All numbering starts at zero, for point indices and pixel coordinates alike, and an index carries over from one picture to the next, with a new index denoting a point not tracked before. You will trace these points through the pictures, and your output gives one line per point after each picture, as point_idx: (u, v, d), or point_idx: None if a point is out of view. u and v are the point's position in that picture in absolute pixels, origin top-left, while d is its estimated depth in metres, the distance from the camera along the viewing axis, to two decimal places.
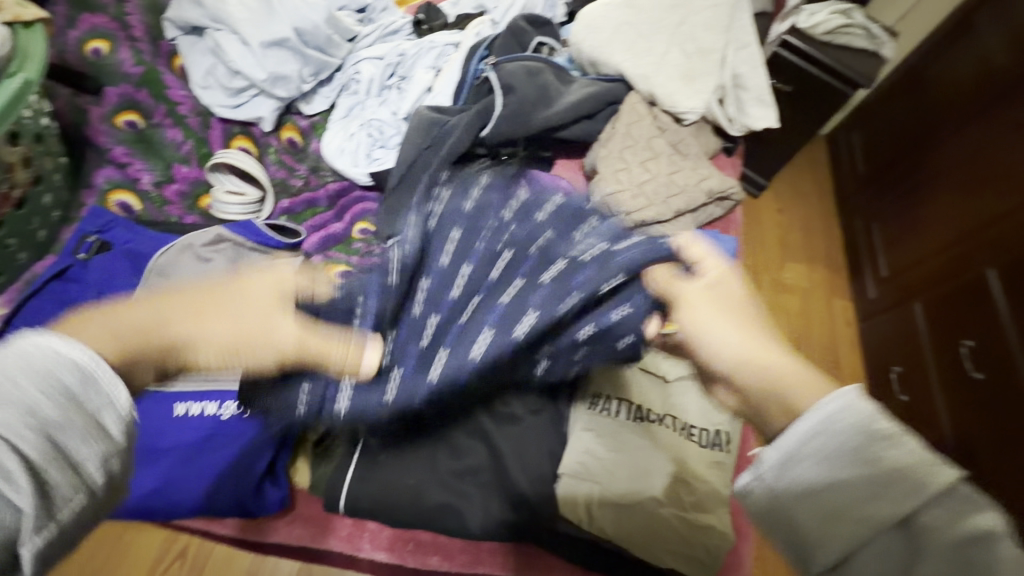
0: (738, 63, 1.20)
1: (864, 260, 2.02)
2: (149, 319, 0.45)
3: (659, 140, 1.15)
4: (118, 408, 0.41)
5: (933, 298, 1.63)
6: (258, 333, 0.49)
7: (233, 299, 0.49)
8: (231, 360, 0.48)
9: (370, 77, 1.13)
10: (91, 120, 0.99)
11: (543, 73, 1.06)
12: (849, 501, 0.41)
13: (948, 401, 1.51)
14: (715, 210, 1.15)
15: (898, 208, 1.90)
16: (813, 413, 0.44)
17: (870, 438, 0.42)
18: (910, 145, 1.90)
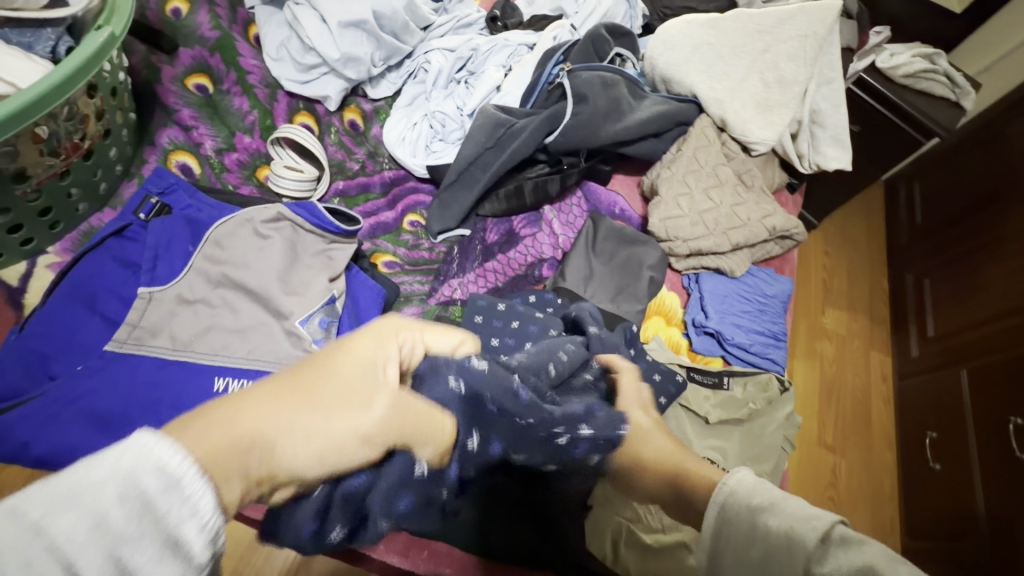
0: (820, 98, 1.15)
1: (912, 315, 1.93)
2: (250, 409, 0.34)
3: (725, 168, 1.11)
4: (204, 517, 0.29)
5: (982, 365, 1.55)
6: (348, 415, 0.37)
7: (327, 374, 0.37)
8: (318, 463, 0.35)
9: (439, 68, 1.11)
10: (162, 79, 0.99)
11: (618, 85, 1.03)
12: None
13: (985, 478, 1.43)
14: (773, 247, 1.11)
15: (955, 267, 1.80)
16: (710, 502, 0.42)
17: (751, 516, 0.40)
18: (976, 202, 1.80)
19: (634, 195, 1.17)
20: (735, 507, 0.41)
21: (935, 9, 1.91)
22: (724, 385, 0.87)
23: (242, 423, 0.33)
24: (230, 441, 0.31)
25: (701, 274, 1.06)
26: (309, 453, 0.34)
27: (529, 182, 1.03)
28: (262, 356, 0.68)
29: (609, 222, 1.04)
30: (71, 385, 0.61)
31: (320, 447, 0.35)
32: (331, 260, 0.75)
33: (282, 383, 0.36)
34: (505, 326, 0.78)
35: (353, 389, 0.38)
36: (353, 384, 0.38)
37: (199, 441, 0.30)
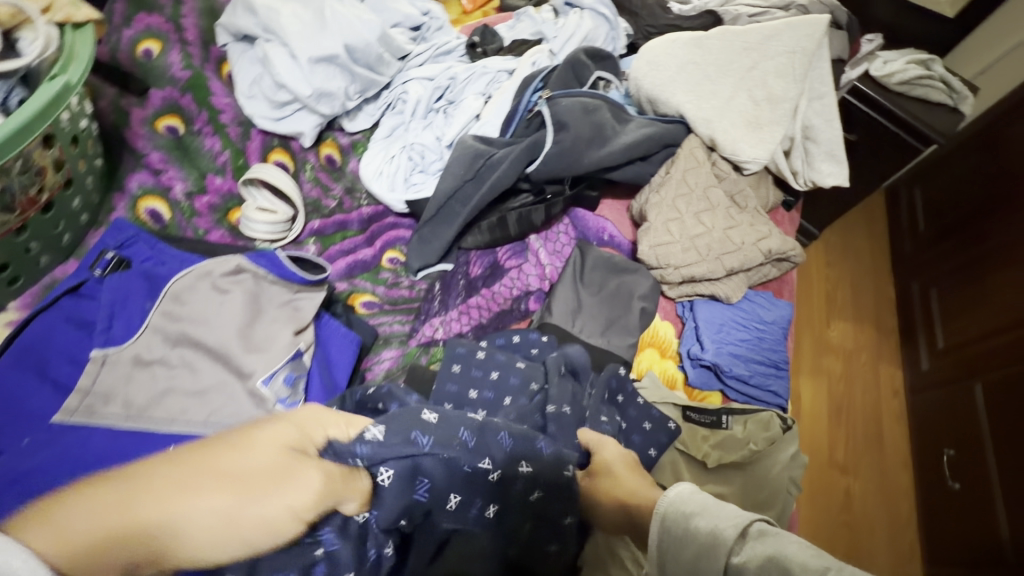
0: (812, 113, 1.11)
1: (920, 326, 1.87)
2: (146, 490, 0.37)
3: (717, 190, 1.06)
4: None
5: (996, 379, 1.48)
6: (257, 498, 0.40)
7: (234, 451, 0.41)
8: (218, 547, 0.38)
9: (417, 98, 1.08)
10: (131, 122, 0.97)
11: (600, 110, 0.99)
12: None
13: (1006, 499, 1.36)
14: (770, 270, 1.06)
15: (962, 275, 1.74)
16: (655, 515, 0.52)
17: (685, 521, 0.50)
18: (979, 207, 1.75)
19: (624, 219, 1.13)
20: (673, 515, 0.51)
21: (927, 13, 1.87)
22: (722, 424, 0.82)
23: (135, 508, 0.37)
24: (116, 533, 0.36)
25: (695, 302, 1.02)
26: (207, 535, 0.37)
27: (512, 214, 1.00)
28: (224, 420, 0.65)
29: (597, 252, 1.00)
30: (16, 460, 0.57)
31: (217, 538, 0.38)
32: (298, 312, 0.71)
33: (182, 461, 0.40)
34: (482, 375, 0.74)
35: (271, 468, 0.41)
36: (260, 471, 0.41)
37: (71, 534, 0.35)
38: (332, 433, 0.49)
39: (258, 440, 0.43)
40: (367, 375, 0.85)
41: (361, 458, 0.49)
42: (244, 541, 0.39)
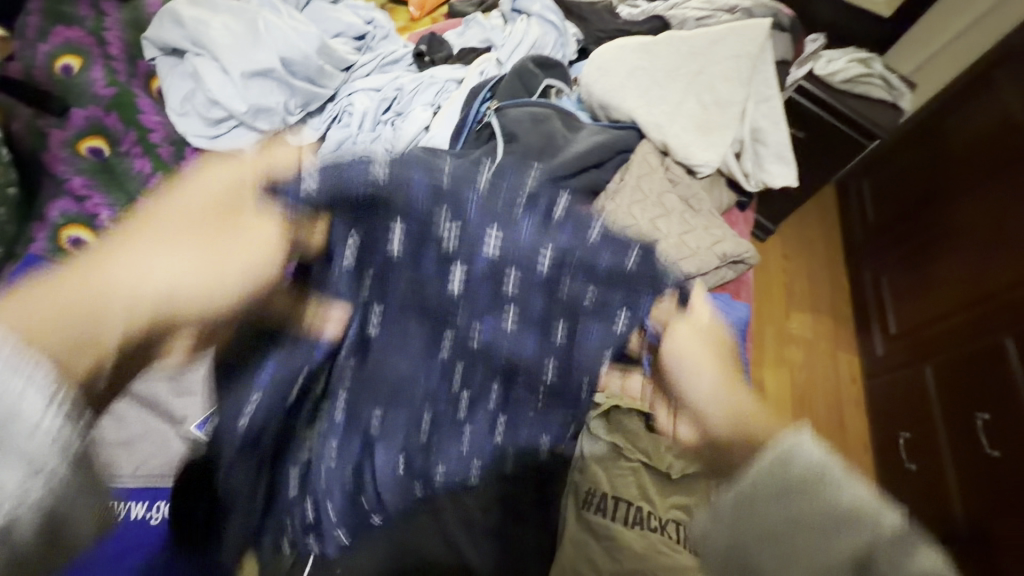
0: (759, 116, 1.12)
1: (873, 313, 1.93)
2: (121, 267, 0.40)
3: (671, 195, 1.06)
4: (39, 431, 0.33)
5: (944, 360, 1.55)
6: (220, 254, 0.44)
7: (180, 217, 0.43)
8: (205, 292, 0.43)
9: (363, 110, 1.05)
10: (49, 145, 0.90)
11: (550, 120, 0.98)
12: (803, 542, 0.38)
13: (958, 476, 1.42)
14: (727, 273, 1.06)
15: (910, 263, 1.81)
16: (768, 453, 0.40)
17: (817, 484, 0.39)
18: (922, 197, 1.82)
19: None
20: (801, 464, 0.39)
21: (864, 13, 1.95)
22: None
23: (101, 296, 0.39)
24: (66, 323, 0.37)
25: None
26: (192, 288, 0.42)
27: None
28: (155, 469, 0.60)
29: None
30: None
31: (204, 283, 0.42)
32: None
33: (130, 239, 0.42)
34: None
35: (209, 221, 0.44)
36: (220, 204, 0.45)
37: (31, 309, 0.36)
38: (250, 182, 0.47)
39: (197, 187, 0.46)
40: None
41: (321, 273, 0.52)
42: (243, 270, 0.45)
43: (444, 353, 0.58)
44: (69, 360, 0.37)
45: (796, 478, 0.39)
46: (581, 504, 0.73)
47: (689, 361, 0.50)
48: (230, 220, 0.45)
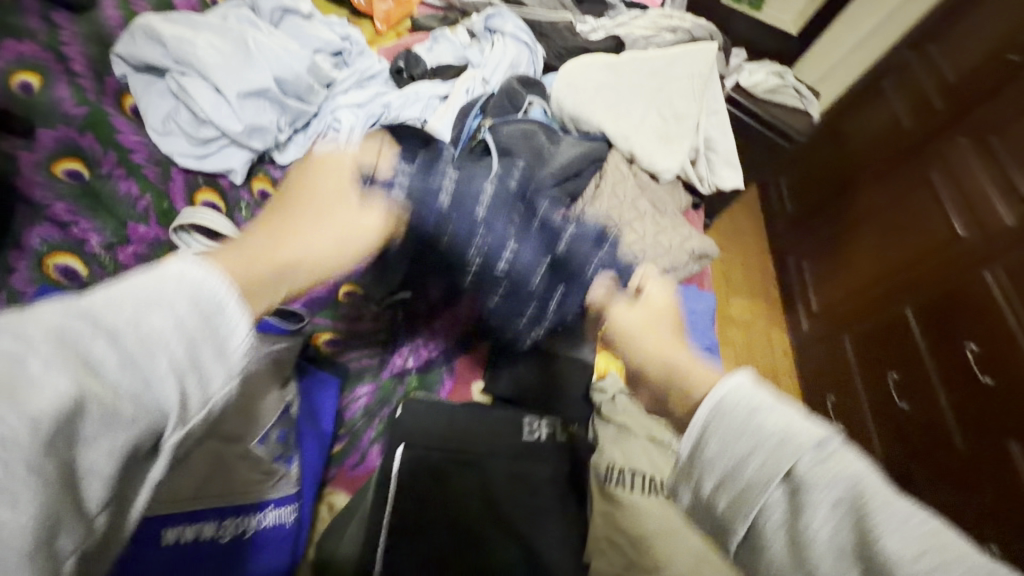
0: (710, 128, 1.27)
1: (797, 293, 2.06)
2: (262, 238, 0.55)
3: (643, 200, 1.18)
4: (238, 349, 0.39)
5: (863, 333, 1.69)
6: (344, 229, 0.63)
7: (310, 205, 0.65)
8: (327, 252, 0.59)
9: (351, 124, 1.05)
10: (19, 168, 0.80)
11: (537, 135, 1.06)
12: (745, 464, 0.47)
13: (879, 428, 1.56)
14: (694, 266, 1.19)
15: (828, 245, 1.97)
16: (705, 406, 0.49)
17: (748, 423, 0.47)
18: (836, 189, 2.00)
19: None
20: (732, 401, 0.48)
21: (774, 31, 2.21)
22: None
23: (279, 248, 0.53)
24: (264, 273, 0.49)
25: None
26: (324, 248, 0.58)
27: None
28: (212, 490, 0.60)
29: None
30: None
31: (332, 239, 0.60)
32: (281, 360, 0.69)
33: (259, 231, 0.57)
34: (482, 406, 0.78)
35: (340, 206, 0.66)
36: (332, 207, 0.65)
37: (245, 257, 0.48)
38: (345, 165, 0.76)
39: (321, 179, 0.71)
40: (346, 413, 0.87)
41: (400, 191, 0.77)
42: (356, 230, 0.65)
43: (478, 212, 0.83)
44: (256, 297, 0.48)
45: (732, 417, 0.48)
46: (605, 478, 0.81)
47: (649, 340, 0.68)
48: (352, 202, 0.68)
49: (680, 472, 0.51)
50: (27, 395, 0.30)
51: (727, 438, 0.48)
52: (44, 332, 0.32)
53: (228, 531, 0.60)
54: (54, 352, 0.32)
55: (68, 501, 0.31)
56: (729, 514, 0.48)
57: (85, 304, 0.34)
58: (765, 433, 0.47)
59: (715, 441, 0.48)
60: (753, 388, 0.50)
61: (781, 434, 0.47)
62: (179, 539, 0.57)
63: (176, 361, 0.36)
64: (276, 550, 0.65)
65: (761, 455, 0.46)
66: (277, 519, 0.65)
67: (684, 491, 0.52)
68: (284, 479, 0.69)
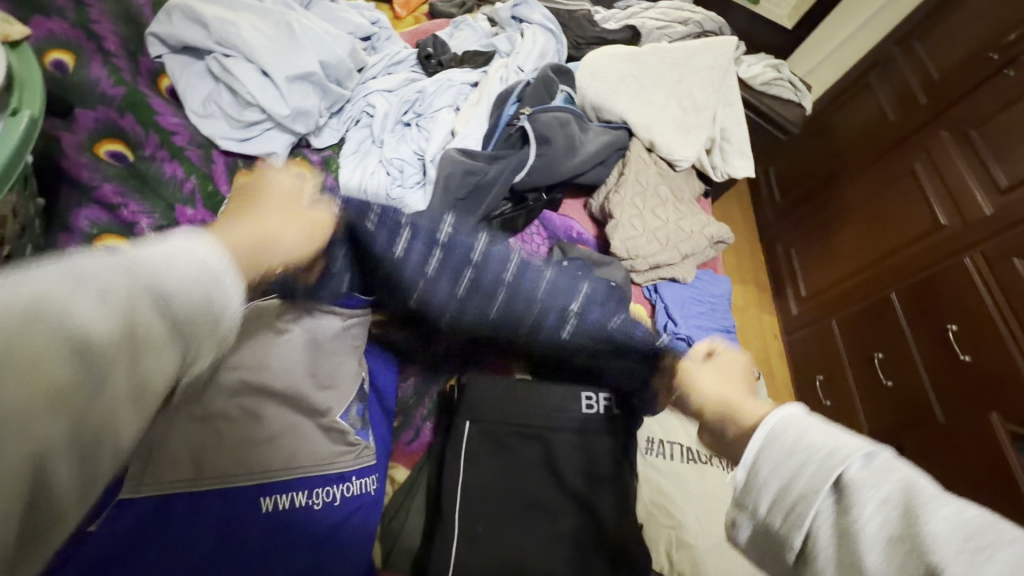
0: (725, 119, 1.32)
1: (785, 278, 2.07)
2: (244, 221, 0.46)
3: (664, 187, 1.23)
4: (232, 312, 0.34)
5: (851, 315, 1.73)
6: (297, 215, 0.54)
7: (260, 194, 0.53)
8: (298, 238, 0.52)
9: (385, 111, 1.10)
10: (64, 149, 0.80)
11: (571, 124, 1.10)
12: (796, 483, 0.36)
13: (866, 405, 1.62)
14: (710, 251, 1.25)
15: (813, 233, 1.99)
16: (757, 432, 0.39)
17: (808, 457, 0.36)
18: (820, 177, 2.01)
19: (584, 216, 1.25)
20: (782, 427, 0.38)
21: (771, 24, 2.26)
22: None
23: (253, 234, 0.44)
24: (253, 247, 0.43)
25: (659, 285, 1.18)
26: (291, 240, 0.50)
27: (495, 221, 1.05)
28: (302, 460, 0.65)
29: (577, 250, 1.10)
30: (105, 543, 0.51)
31: (291, 237, 0.51)
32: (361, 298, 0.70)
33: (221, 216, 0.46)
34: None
35: (285, 196, 0.55)
36: (286, 196, 0.54)
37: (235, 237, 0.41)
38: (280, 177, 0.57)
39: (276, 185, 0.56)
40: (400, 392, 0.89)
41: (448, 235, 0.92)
42: (308, 225, 0.55)
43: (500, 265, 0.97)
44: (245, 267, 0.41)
45: (779, 444, 0.37)
46: (647, 448, 0.88)
47: (722, 377, 0.51)
48: (295, 200, 0.55)
49: (733, 503, 0.39)
50: (76, 314, 0.26)
51: (780, 460, 0.37)
52: (102, 280, 0.28)
53: (320, 499, 0.64)
54: (109, 297, 0.28)
55: (94, 429, 0.27)
56: (784, 530, 0.36)
57: (127, 257, 0.30)
58: (817, 448, 0.36)
59: (766, 462, 0.37)
60: (791, 416, 0.39)
61: (831, 443, 0.36)
62: (276, 507, 0.61)
63: (182, 307, 0.31)
64: (363, 518, 0.69)
65: (812, 464, 0.35)
66: (361, 488, 0.69)
67: (741, 527, 0.39)
68: (362, 450, 0.72)
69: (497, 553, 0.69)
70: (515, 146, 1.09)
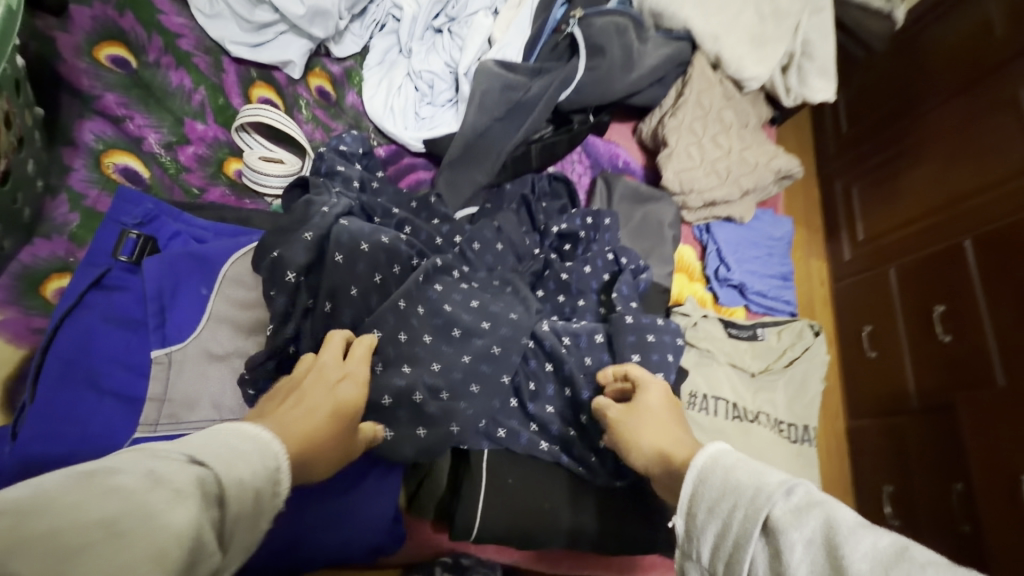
0: (810, 28, 1.11)
1: (841, 215, 1.68)
2: (305, 399, 0.47)
3: (729, 110, 1.07)
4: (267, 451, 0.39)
5: (909, 264, 1.40)
6: (330, 400, 0.48)
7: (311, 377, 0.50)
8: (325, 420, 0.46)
9: (413, 14, 0.95)
10: (61, 53, 0.73)
11: (629, 31, 0.96)
12: (732, 501, 0.44)
13: (915, 363, 1.35)
14: (773, 188, 1.12)
15: (876, 161, 1.57)
16: (690, 476, 0.48)
17: (732, 488, 0.44)
18: (897, 92, 1.55)
19: (632, 142, 1.12)
20: (708, 467, 0.47)
21: None
22: (758, 335, 0.91)
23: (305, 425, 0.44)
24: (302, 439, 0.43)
25: (711, 224, 1.07)
26: (314, 417, 0.45)
27: (534, 146, 0.95)
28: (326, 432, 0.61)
29: (623, 182, 1.00)
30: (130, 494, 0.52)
31: (319, 404, 0.47)
32: (379, 244, 0.64)
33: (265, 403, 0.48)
34: (539, 366, 0.70)
35: (316, 384, 0.49)
36: (322, 384, 0.49)
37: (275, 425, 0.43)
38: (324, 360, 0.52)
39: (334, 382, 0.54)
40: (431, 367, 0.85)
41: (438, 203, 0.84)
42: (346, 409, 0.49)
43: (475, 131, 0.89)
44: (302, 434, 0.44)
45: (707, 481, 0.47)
46: (689, 403, 0.82)
47: (654, 426, 0.58)
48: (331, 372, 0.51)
49: (681, 553, 0.46)
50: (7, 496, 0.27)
51: (710, 501, 0.45)
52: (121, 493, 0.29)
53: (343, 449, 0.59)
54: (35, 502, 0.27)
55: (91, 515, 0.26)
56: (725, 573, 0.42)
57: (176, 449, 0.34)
58: (744, 488, 0.44)
59: (702, 512, 0.45)
60: (722, 460, 0.48)
61: (756, 484, 0.43)
62: None
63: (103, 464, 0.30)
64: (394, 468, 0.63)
65: (744, 509, 0.42)
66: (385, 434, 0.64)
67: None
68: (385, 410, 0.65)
69: (532, 506, 0.66)
70: (562, 57, 0.97)
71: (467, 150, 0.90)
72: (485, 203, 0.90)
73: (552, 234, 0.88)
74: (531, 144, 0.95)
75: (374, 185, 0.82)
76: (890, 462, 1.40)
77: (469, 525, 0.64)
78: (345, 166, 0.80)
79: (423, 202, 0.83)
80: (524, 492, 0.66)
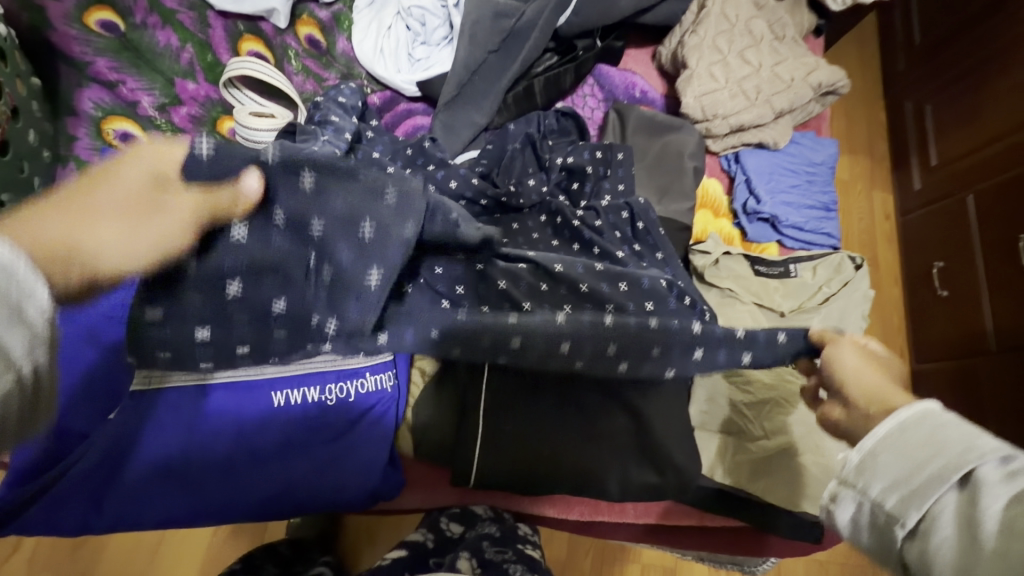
0: None
1: (913, 140, 1.48)
2: (66, 219, 0.34)
3: (759, 21, 0.95)
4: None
5: (994, 187, 1.21)
6: (125, 218, 0.36)
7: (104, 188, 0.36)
8: (136, 255, 0.36)
9: None
10: (50, 21, 0.70)
11: None
12: (919, 449, 0.35)
13: (997, 301, 1.18)
14: (814, 107, 0.99)
15: (957, 72, 1.35)
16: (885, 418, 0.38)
17: (956, 452, 0.34)
18: None
19: (651, 70, 1.01)
20: (916, 415, 0.37)
21: None
22: (790, 273, 0.83)
23: (74, 243, 0.33)
24: (92, 225, 0.34)
25: (740, 153, 0.96)
26: (119, 251, 0.35)
27: (538, 79, 0.89)
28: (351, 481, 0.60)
29: (638, 112, 0.91)
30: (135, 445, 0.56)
31: (118, 230, 0.35)
32: None
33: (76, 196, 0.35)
34: None
35: (151, 208, 0.37)
36: (131, 201, 0.36)
37: (66, 219, 0.33)
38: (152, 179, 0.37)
39: (120, 172, 0.36)
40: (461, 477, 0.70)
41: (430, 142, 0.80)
42: (140, 248, 0.36)
43: (469, 69, 0.84)
44: (112, 248, 0.35)
45: (912, 430, 0.36)
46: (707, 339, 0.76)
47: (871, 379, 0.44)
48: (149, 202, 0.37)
49: (839, 480, 0.38)
50: None
51: (903, 448, 0.35)
52: None
53: (336, 422, 0.59)
54: None
55: None
56: (897, 508, 0.35)
57: None
58: (951, 444, 0.34)
59: (886, 452, 0.36)
60: (943, 418, 0.36)
61: (967, 441, 0.34)
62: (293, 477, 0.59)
63: None
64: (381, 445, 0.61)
65: (940, 460, 0.34)
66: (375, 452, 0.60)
67: (843, 505, 0.37)
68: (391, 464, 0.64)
69: (534, 450, 0.64)
70: None
71: (460, 91, 0.85)
72: (485, 143, 0.86)
73: (555, 169, 0.82)
74: (534, 78, 0.89)
75: (368, 136, 0.80)
76: (959, 408, 1.25)
77: (469, 466, 0.63)
78: (341, 116, 0.76)
79: (418, 147, 0.79)
80: (521, 441, 0.64)
